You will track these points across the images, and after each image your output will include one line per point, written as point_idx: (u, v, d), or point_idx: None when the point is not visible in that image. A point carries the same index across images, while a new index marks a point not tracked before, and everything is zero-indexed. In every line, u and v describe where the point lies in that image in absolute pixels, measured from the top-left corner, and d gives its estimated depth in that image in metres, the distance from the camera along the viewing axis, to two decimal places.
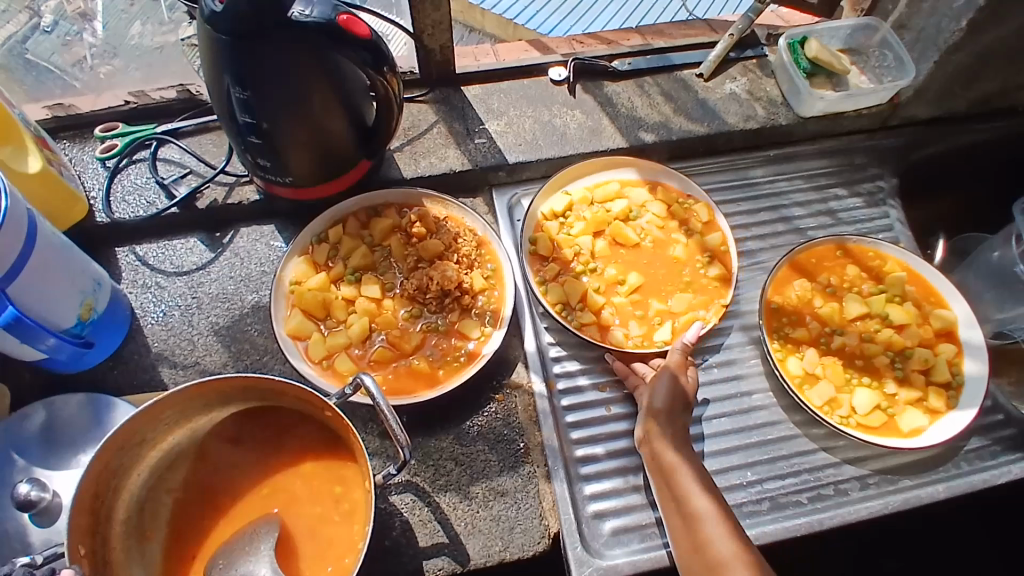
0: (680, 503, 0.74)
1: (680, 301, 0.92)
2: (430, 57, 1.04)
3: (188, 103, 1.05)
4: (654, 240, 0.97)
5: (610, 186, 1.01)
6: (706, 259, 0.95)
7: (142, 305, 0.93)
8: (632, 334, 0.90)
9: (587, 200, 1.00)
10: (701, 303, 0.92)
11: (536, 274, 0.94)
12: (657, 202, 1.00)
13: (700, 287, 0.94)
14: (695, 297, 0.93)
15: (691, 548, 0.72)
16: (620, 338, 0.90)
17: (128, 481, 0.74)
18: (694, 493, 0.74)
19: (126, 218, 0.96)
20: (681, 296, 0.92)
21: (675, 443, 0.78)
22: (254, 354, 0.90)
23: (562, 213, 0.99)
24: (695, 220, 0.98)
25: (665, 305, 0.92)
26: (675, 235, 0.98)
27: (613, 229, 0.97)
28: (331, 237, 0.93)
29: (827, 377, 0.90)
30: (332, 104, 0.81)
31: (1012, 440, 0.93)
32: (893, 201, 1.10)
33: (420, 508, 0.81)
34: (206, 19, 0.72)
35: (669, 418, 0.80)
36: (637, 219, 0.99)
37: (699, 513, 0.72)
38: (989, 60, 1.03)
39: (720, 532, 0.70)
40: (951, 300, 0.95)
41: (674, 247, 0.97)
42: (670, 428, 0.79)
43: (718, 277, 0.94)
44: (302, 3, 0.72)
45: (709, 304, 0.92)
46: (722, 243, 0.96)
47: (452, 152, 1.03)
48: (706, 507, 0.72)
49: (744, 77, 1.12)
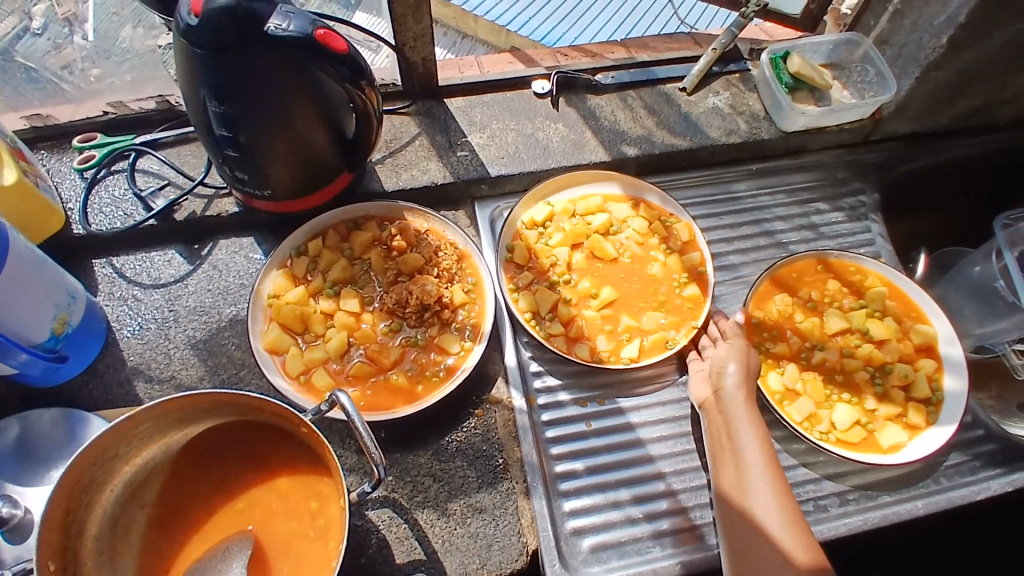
0: (735, 459, 0.75)
1: (652, 319, 0.92)
2: (413, 69, 1.04)
3: (167, 113, 1.05)
4: (632, 257, 0.97)
5: (592, 200, 1.01)
6: (683, 278, 0.95)
7: (118, 318, 0.92)
8: (599, 349, 0.90)
9: (568, 212, 1.00)
10: (674, 323, 0.92)
11: (510, 282, 0.94)
12: (639, 218, 1.00)
13: (676, 307, 0.93)
14: (670, 317, 0.92)
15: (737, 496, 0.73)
16: (584, 354, 0.89)
17: (101, 496, 0.73)
18: (751, 450, 0.74)
19: (103, 230, 0.95)
20: (656, 315, 0.92)
21: (744, 400, 0.78)
22: (231, 368, 0.89)
23: (542, 223, 0.99)
24: (675, 239, 0.98)
25: (640, 322, 0.92)
26: (654, 252, 0.97)
27: (591, 243, 0.97)
28: (310, 250, 0.92)
29: (807, 392, 0.89)
30: (314, 119, 0.80)
31: (992, 455, 0.93)
32: (875, 216, 1.11)
33: (398, 524, 0.80)
34: (182, 32, 0.71)
35: (742, 376, 0.80)
36: (617, 234, 0.99)
37: (749, 464, 0.73)
38: (971, 76, 1.04)
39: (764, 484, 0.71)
40: (931, 316, 0.96)
41: (652, 265, 0.96)
42: (741, 384, 0.79)
43: (693, 298, 0.93)
44: (279, 16, 0.71)
45: (681, 325, 0.92)
46: (700, 263, 0.96)
47: (435, 165, 1.03)
48: (760, 465, 0.73)
49: (727, 91, 1.12)
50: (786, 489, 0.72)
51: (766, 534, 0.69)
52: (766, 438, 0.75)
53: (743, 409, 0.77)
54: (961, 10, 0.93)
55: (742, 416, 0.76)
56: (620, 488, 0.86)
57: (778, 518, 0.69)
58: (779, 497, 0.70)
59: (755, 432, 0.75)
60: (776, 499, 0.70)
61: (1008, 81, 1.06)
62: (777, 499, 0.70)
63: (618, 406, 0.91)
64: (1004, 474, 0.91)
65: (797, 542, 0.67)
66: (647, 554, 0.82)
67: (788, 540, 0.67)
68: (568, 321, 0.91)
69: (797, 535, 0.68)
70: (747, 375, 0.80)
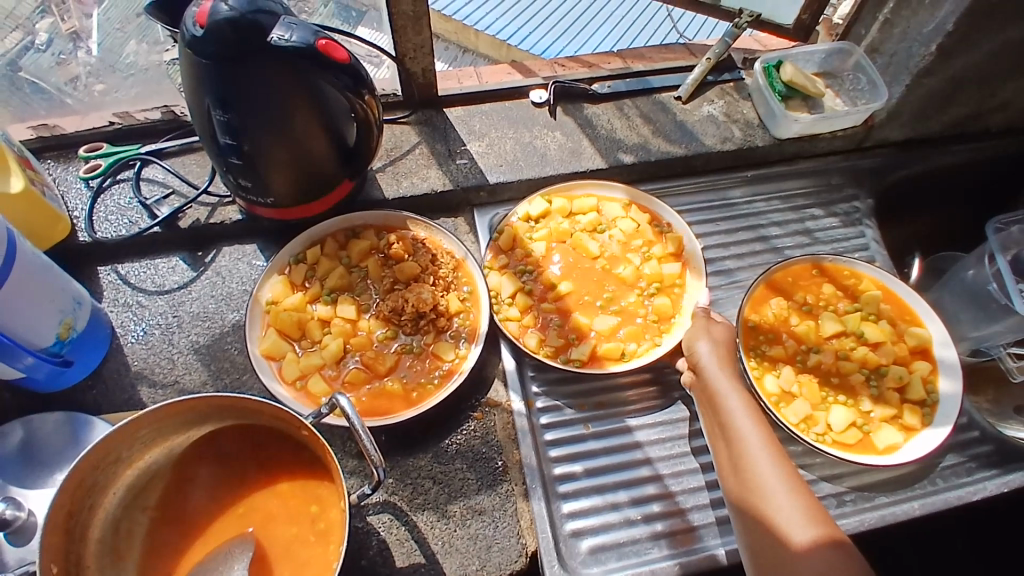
0: (727, 430, 0.74)
1: (604, 322, 0.92)
2: (413, 79, 1.06)
3: (171, 124, 1.07)
4: (611, 257, 0.98)
5: (587, 200, 1.02)
6: (654, 288, 0.95)
7: (123, 324, 0.94)
8: (548, 342, 0.91)
9: (564, 211, 1.02)
10: (633, 336, 0.91)
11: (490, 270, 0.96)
12: (628, 218, 1.00)
13: (641, 319, 0.93)
14: (634, 326, 0.92)
15: (734, 467, 0.72)
16: (532, 344, 0.90)
17: (104, 499, 0.74)
18: (739, 417, 0.74)
19: (108, 237, 0.97)
20: (614, 318, 0.93)
21: (725, 372, 0.78)
22: (234, 373, 0.90)
23: (536, 219, 1.01)
24: (657, 248, 0.98)
25: (595, 323, 0.92)
26: (632, 255, 0.98)
27: (575, 241, 0.99)
28: (308, 258, 0.94)
29: (803, 395, 0.90)
30: (315, 126, 0.82)
31: (988, 456, 0.94)
32: (869, 221, 1.12)
33: (398, 527, 0.81)
34: (187, 43, 0.73)
35: (722, 349, 0.81)
36: (604, 232, 1.00)
37: (739, 434, 0.73)
38: (960, 84, 1.06)
39: (758, 450, 0.71)
40: (926, 319, 0.97)
41: (626, 268, 0.97)
42: (719, 356, 0.80)
43: (659, 310, 0.93)
44: (282, 27, 0.73)
45: (640, 337, 0.91)
46: (677, 276, 0.95)
47: (434, 173, 1.05)
48: (750, 433, 0.72)
49: (721, 100, 1.14)
50: (780, 450, 0.71)
51: (764, 500, 0.68)
52: (752, 407, 0.75)
53: (725, 378, 0.77)
54: (948, 19, 0.95)
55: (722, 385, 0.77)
56: (618, 490, 0.86)
57: (776, 480, 0.68)
58: (775, 461, 0.70)
59: (740, 399, 0.75)
60: (772, 462, 0.69)
61: (996, 88, 1.08)
62: (773, 463, 0.69)
63: (616, 409, 0.92)
64: (1000, 475, 0.92)
65: (798, 502, 0.66)
66: (645, 555, 0.82)
67: (787, 502, 0.66)
68: (527, 308, 0.93)
69: (797, 494, 0.67)
70: (724, 348, 0.82)
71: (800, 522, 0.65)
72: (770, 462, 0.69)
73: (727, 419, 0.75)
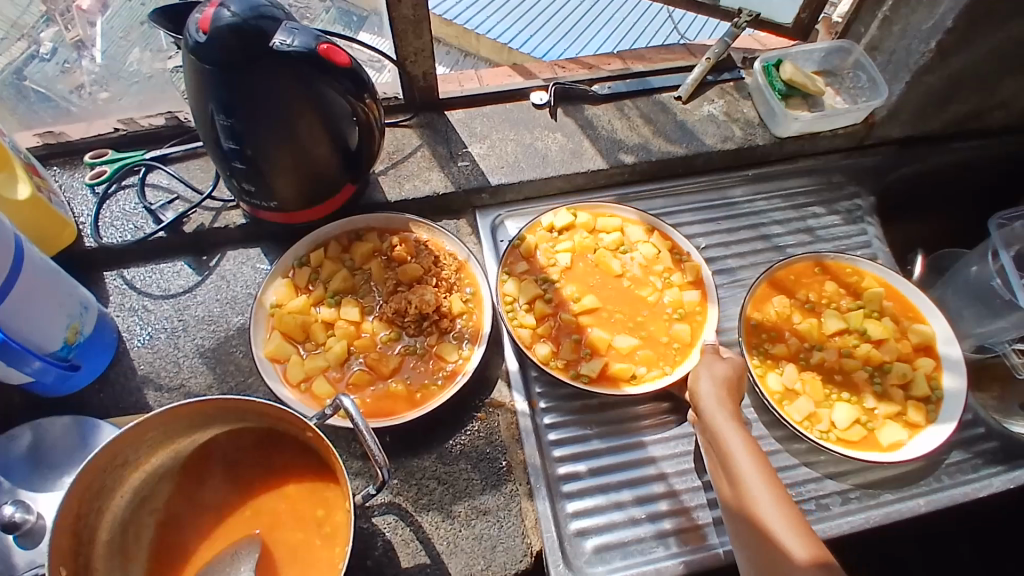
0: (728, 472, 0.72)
1: (624, 341, 0.91)
2: (414, 83, 1.07)
3: (176, 130, 1.08)
4: (632, 279, 0.97)
5: (612, 219, 1.02)
6: (675, 316, 0.93)
7: (130, 328, 0.94)
8: (560, 355, 0.90)
9: (587, 227, 1.01)
10: (647, 361, 0.89)
11: (505, 276, 0.96)
12: (650, 243, 0.99)
13: (660, 345, 0.91)
14: (650, 351, 0.90)
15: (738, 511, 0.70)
16: (542, 354, 0.89)
17: (112, 502, 0.75)
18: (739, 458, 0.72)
19: (114, 242, 0.98)
20: (631, 338, 0.91)
21: (724, 410, 0.76)
22: (239, 376, 0.91)
23: (559, 230, 1.01)
24: (678, 276, 0.96)
25: (613, 340, 0.91)
26: (654, 279, 0.97)
27: (598, 257, 0.98)
28: (312, 260, 0.94)
29: (806, 392, 0.90)
30: (317, 132, 0.82)
31: (994, 453, 0.94)
32: (871, 219, 1.12)
33: (402, 528, 0.81)
34: (190, 50, 0.74)
35: (723, 386, 0.79)
36: (626, 253, 0.99)
37: (739, 475, 0.71)
38: (961, 81, 1.05)
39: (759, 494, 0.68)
40: (929, 316, 0.97)
41: (648, 292, 0.95)
42: (717, 394, 0.78)
43: (679, 337, 0.91)
44: (285, 32, 0.74)
45: (653, 364, 0.89)
46: (697, 304, 0.93)
47: (436, 175, 1.05)
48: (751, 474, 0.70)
49: (721, 99, 1.15)
50: (784, 492, 0.69)
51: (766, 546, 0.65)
52: (754, 447, 0.72)
53: (725, 418, 0.75)
54: (948, 15, 0.95)
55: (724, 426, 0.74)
56: (622, 489, 0.87)
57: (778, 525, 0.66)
58: (778, 505, 0.67)
59: (742, 440, 0.73)
60: (774, 505, 0.67)
61: (996, 86, 1.08)
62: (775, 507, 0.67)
63: (620, 409, 0.92)
64: (1006, 471, 0.92)
65: (800, 547, 0.64)
66: (650, 554, 0.82)
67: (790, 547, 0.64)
68: (542, 318, 0.93)
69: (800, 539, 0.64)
70: (724, 386, 0.79)
71: (807, 569, 0.62)
72: (774, 506, 0.67)
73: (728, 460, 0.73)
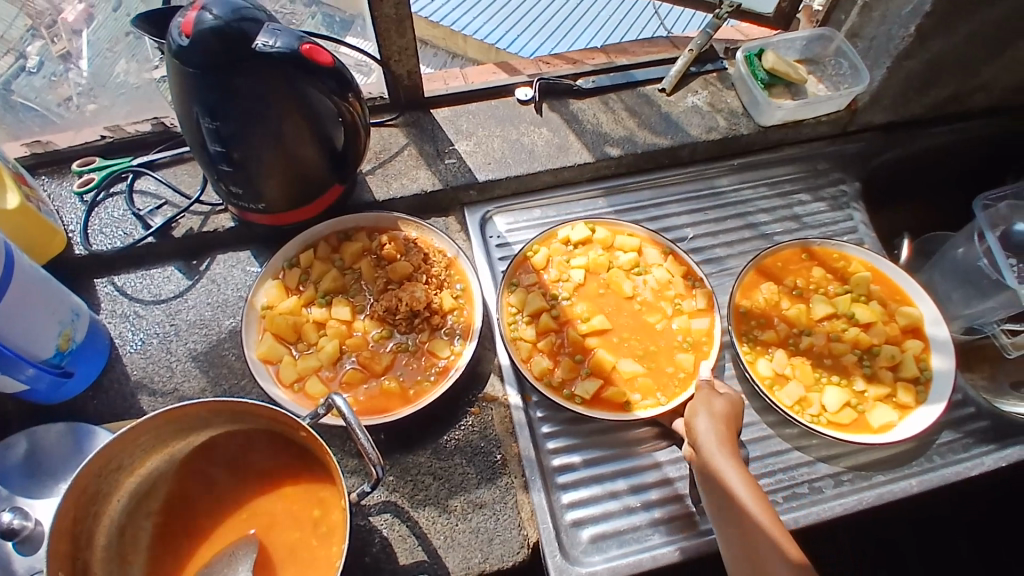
0: (729, 513, 0.69)
1: (629, 365, 0.89)
2: (399, 82, 1.07)
3: (162, 135, 1.09)
4: (643, 303, 0.96)
5: (631, 238, 1.01)
6: (684, 346, 0.92)
7: (122, 335, 0.95)
8: (554, 374, 0.89)
9: (604, 243, 1.01)
10: (646, 389, 0.88)
11: (511, 288, 0.96)
12: (664, 267, 0.98)
13: (663, 374, 0.90)
14: (650, 379, 0.89)
15: (745, 556, 0.66)
16: (539, 369, 0.89)
17: (108, 506, 0.75)
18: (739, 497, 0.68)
19: (104, 249, 0.98)
20: (636, 364, 0.90)
21: (722, 447, 0.73)
22: (233, 378, 0.91)
23: (575, 243, 1.00)
24: (689, 303, 0.95)
25: (618, 363, 0.90)
26: (665, 304, 0.95)
27: (610, 276, 0.97)
28: (301, 262, 0.95)
29: (796, 377, 0.91)
30: (304, 132, 0.83)
31: (984, 432, 0.94)
32: (856, 205, 1.13)
33: (399, 524, 0.82)
34: (174, 54, 0.75)
35: (721, 422, 0.76)
36: (640, 275, 0.98)
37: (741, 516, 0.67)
38: (941, 65, 1.06)
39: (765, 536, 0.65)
40: (916, 299, 0.98)
41: (657, 317, 0.94)
42: (714, 431, 0.74)
43: (684, 367, 0.90)
44: (267, 33, 0.75)
45: (650, 393, 0.88)
46: (706, 334, 0.93)
47: (424, 173, 1.06)
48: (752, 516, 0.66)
49: (705, 90, 1.16)
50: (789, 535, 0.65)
51: None
52: (755, 486, 0.69)
53: (723, 454, 0.72)
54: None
55: (721, 463, 0.71)
56: (617, 478, 0.87)
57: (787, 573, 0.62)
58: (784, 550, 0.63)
59: (741, 478, 0.69)
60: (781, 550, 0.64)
61: (978, 69, 1.08)
62: (781, 553, 0.63)
63: None
64: (997, 449, 0.93)
65: None
66: (646, 541, 0.83)
67: None
68: (544, 331, 0.92)
69: None
70: (722, 422, 0.76)
71: None
72: (781, 552, 0.63)
73: (730, 502, 0.69)
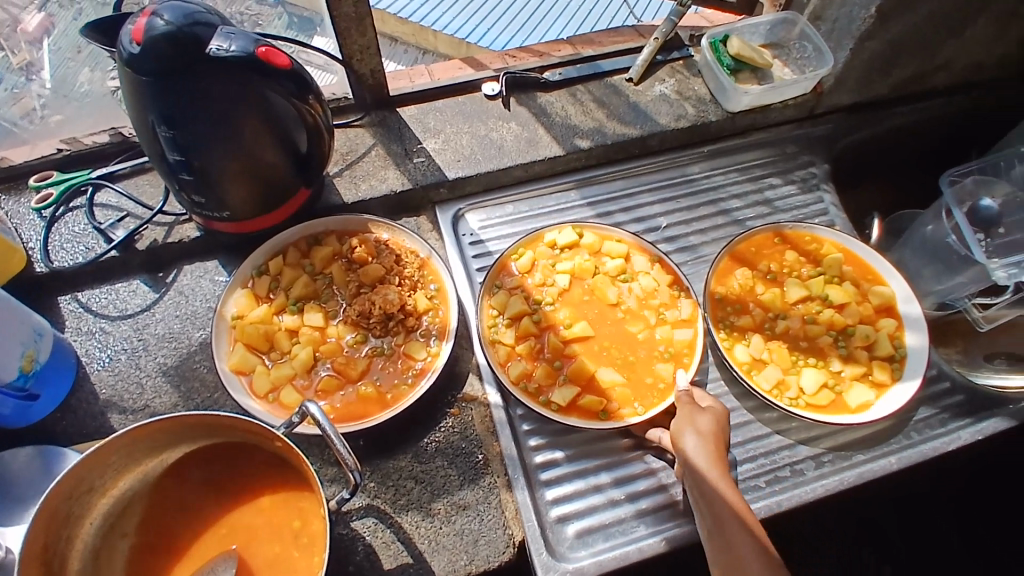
0: (719, 537, 0.67)
1: (608, 375, 0.89)
2: (363, 82, 1.06)
3: (121, 146, 1.05)
4: (627, 311, 0.95)
5: (619, 244, 1.00)
6: (665, 357, 0.91)
7: (88, 352, 0.92)
8: (532, 379, 0.88)
9: (591, 249, 1.00)
10: (623, 400, 0.87)
11: (491, 292, 0.95)
12: (652, 275, 0.97)
13: (642, 385, 0.88)
14: (628, 389, 0.88)
15: None
16: (515, 374, 0.88)
17: (82, 529, 0.73)
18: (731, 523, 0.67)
19: (65, 266, 0.95)
20: (615, 374, 0.89)
21: (713, 467, 0.71)
22: (205, 392, 0.89)
23: (562, 247, 1.00)
24: (674, 312, 0.94)
25: (597, 372, 0.89)
26: (649, 313, 0.94)
27: (595, 283, 0.97)
28: (271, 269, 0.93)
29: (773, 360, 0.92)
30: (265, 138, 0.81)
31: (960, 406, 0.95)
32: (826, 186, 1.14)
33: (382, 530, 0.81)
34: (125, 62, 0.72)
35: (709, 442, 0.74)
36: (626, 282, 0.97)
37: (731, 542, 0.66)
38: (903, 45, 1.07)
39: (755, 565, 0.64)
40: (888, 277, 0.98)
41: (639, 326, 0.93)
42: (704, 450, 0.73)
43: (663, 379, 0.89)
44: (221, 37, 0.72)
45: (626, 403, 0.87)
46: (688, 346, 0.91)
47: (392, 173, 1.04)
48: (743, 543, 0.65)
49: (672, 78, 1.15)
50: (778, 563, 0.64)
51: None
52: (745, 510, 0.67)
53: (712, 478, 0.70)
54: None
55: (710, 486, 0.69)
56: (601, 472, 0.87)
57: None
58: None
59: (732, 501, 0.68)
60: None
61: (940, 47, 1.09)
62: None
63: None
64: (973, 423, 0.94)
65: None
66: (631, 534, 0.83)
67: None
68: (524, 336, 0.92)
69: None
70: (711, 441, 0.74)
71: None
72: None
73: (721, 525, 0.67)
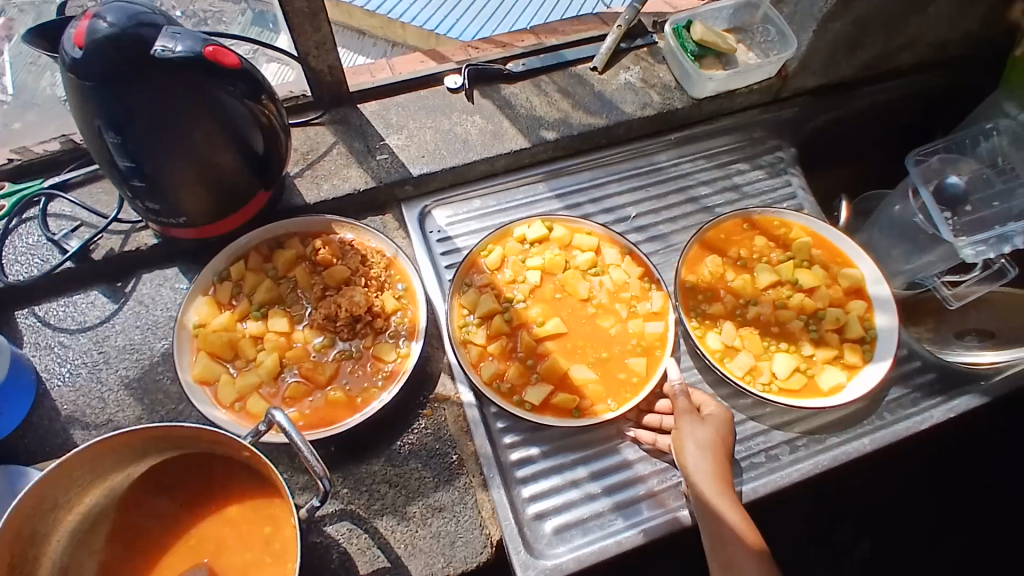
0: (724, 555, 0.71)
1: (580, 372, 0.88)
2: (321, 79, 1.03)
3: (74, 153, 1.02)
4: (598, 305, 0.94)
5: (588, 237, 0.99)
6: (638, 351, 0.90)
7: (47, 367, 0.89)
8: (505, 378, 0.87)
9: (560, 242, 0.99)
10: (597, 396, 0.86)
11: (461, 291, 0.94)
12: (622, 268, 0.96)
13: (615, 380, 0.88)
14: (602, 386, 0.87)
15: None
16: (488, 374, 0.87)
17: (48, 549, 0.71)
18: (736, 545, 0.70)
19: (19, 279, 0.92)
20: (589, 371, 0.88)
21: (717, 486, 0.73)
22: (170, 403, 0.87)
23: (531, 242, 0.99)
24: (644, 305, 0.94)
25: (571, 369, 0.88)
26: (620, 306, 0.94)
27: (566, 277, 0.96)
28: (232, 274, 0.91)
29: (746, 347, 0.92)
30: (220, 141, 0.79)
31: (932, 385, 0.96)
32: (793, 170, 1.14)
33: (357, 536, 0.79)
34: (68, 67, 0.70)
35: (713, 458, 0.75)
36: (597, 275, 0.96)
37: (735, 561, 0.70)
38: (866, 26, 1.07)
39: None
40: (856, 259, 0.99)
41: (611, 320, 0.93)
42: (708, 468, 0.74)
43: (636, 372, 0.88)
44: (166, 38, 0.70)
45: (600, 398, 0.86)
46: (659, 339, 0.91)
47: (355, 171, 1.02)
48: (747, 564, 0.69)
49: (637, 66, 1.14)
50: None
51: None
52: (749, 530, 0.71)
53: (717, 499, 0.72)
54: None
55: (715, 508, 0.72)
56: (577, 466, 0.86)
57: None
58: None
59: (736, 522, 0.70)
60: None
61: (902, 27, 1.09)
62: None
63: None
64: (945, 401, 0.94)
65: None
66: (609, 527, 0.82)
67: None
68: (495, 335, 0.90)
69: None
70: (714, 456, 0.75)
71: None
72: None
73: (725, 544, 0.71)
